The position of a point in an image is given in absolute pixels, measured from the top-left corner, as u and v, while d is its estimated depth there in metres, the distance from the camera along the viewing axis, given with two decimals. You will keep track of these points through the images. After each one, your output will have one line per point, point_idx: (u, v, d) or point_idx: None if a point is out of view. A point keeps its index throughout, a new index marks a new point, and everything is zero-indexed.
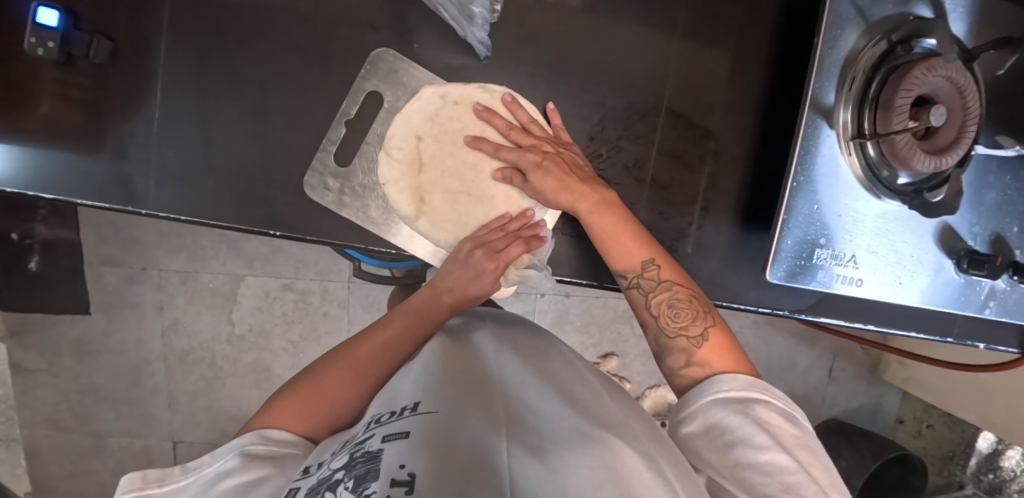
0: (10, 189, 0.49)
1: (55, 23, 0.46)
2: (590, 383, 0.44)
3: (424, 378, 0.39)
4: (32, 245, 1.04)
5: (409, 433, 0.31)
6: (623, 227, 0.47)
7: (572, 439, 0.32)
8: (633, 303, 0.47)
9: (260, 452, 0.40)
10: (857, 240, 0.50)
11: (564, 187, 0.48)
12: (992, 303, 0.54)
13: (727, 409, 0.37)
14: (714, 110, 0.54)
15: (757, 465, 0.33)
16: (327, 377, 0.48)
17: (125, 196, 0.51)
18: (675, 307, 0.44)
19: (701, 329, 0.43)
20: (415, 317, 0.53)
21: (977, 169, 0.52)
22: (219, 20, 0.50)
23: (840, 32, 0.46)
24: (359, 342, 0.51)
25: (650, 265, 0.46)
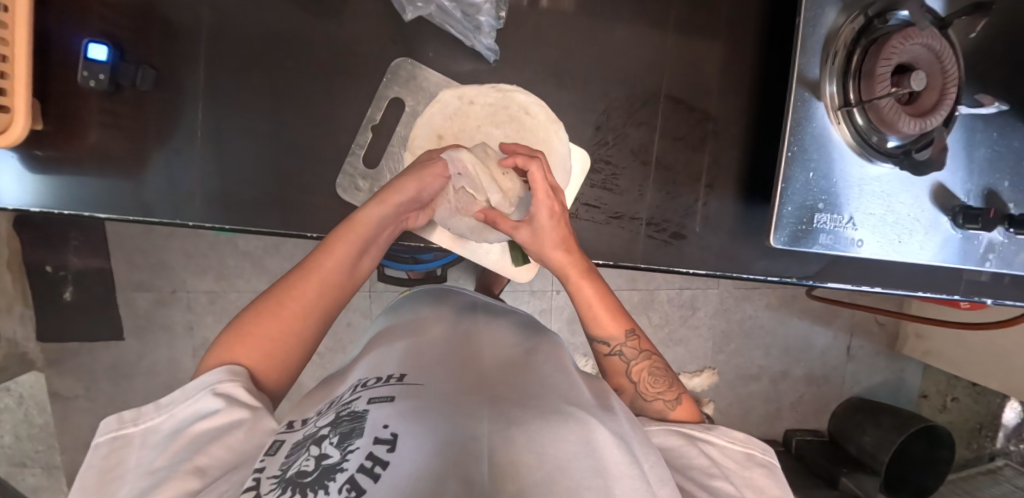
0: (81, 211, 0.56)
1: (104, 57, 0.53)
2: (570, 371, 0.48)
3: (409, 357, 0.44)
4: (66, 275, 1.15)
5: (393, 399, 0.36)
6: (605, 303, 0.52)
7: (550, 417, 0.34)
8: (611, 366, 0.52)
9: (234, 391, 0.41)
10: (855, 203, 0.53)
11: (563, 246, 0.50)
12: (991, 256, 0.57)
13: (688, 437, 0.44)
14: (710, 93, 0.58)
15: (710, 487, 0.40)
16: (261, 329, 0.46)
17: (140, 206, 0.57)
18: (655, 375, 0.50)
19: (673, 395, 0.49)
20: (355, 236, 0.49)
21: (964, 130, 0.55)
22: (255, 47, 0.56)
23: (819, 11, 0.50)
24: (294, 284, 0.49)
25: (633, 335, 0.52)
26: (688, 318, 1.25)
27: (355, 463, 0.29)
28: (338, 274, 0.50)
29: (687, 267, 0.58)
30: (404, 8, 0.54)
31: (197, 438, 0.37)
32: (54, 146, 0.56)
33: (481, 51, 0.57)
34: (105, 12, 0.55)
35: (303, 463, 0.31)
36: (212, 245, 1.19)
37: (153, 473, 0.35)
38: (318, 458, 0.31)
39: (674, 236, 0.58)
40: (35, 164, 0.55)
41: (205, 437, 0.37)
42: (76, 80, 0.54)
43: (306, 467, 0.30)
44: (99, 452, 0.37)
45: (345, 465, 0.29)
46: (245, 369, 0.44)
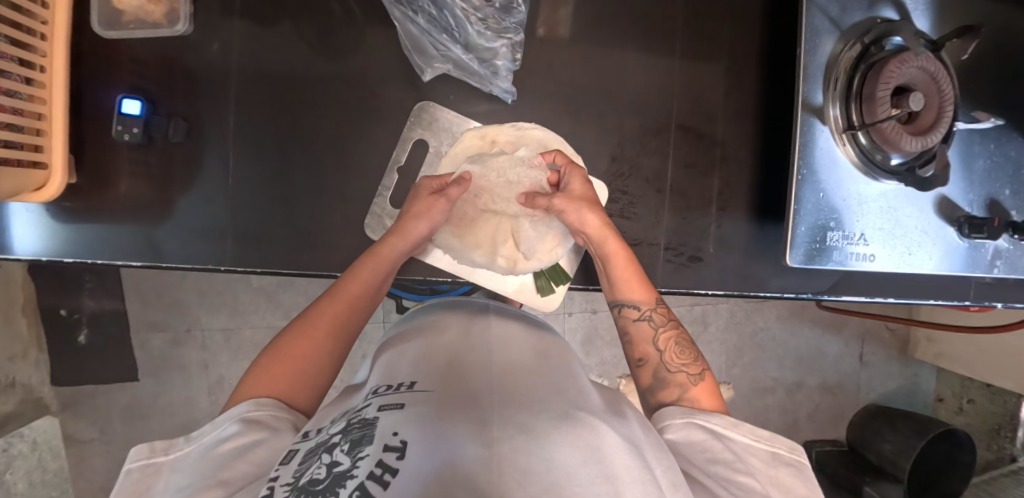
0: (116, 261, 0.58)
1: (137, 111, 0.55)
2: (576, 373, 0.50)
3: (420, 364, 0.45)
4: (81, 318, 1.16)
5: (404, 406, 0.37)
6: (634, 270, 0.53)
7: (562, 422, 0.36)
8: (639, 333, 0.52)
9: (261, 418, 0.40)
10: (864, 219, 0.54)
11: (594, 207, 0.53)
12: (998, 263, 0.58)
13: (710, 433, 0.42)
14: (717, 120, 0.59)
15: (732, 483, 0.39)
16: (295, 351, 0.47)
17: (151, 251, 0.58)
18: (682, 345, 0.50)
19: (698, 369, 0.49)
20: (377, 263, 0.52)
21: (962, 144, 0.57)
22: (282, 98, 0.59)
23: (819, 41, 0.52)
24: (318, 313, 0.49)
25: (660, 303, 0.53)
26: (700, 334, 1.26)
27: (365, 470, 0.29)
28: (365, 299, 0.51)
29: (705, 289, 0.59)
30: (423, 68, 0.57)
31: (223, 460, 0.36)
32: (85, 199, 0.58)
33: (498, 93, 0.59)
34: (135, 68, 0.57)
35: (315, 471, 0.31)
36: (226, 283, 1.20)
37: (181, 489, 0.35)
38: (329, 466, 0.31)
39: (692, 259, 0.59)
40: (59, 216, 0.57)
41: (231, 459, 0.37)
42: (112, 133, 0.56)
43: (318, 474, 0.31)
44: (130, 477, 0.37)
45: (355, 472, 0.29)
46: (272, 398, 0.43)
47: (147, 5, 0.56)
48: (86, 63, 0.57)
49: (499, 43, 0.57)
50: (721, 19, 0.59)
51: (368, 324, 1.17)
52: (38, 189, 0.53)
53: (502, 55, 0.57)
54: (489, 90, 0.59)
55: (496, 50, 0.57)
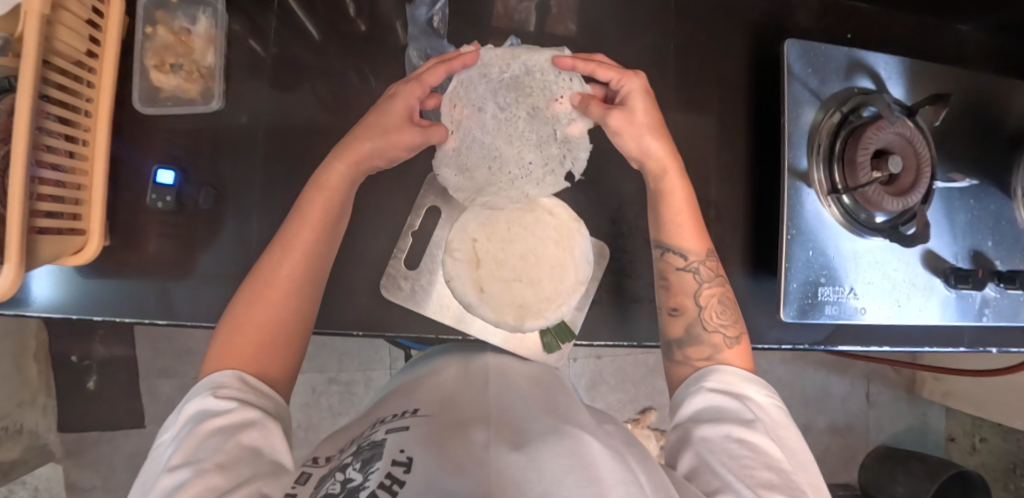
0: (138, 318, 0.61)
1: (171, 180, 0.60)
2: (571, 401, 0.51)
3: (425, 395, 0.48)
4: (92, 364, 1.18)
5: (409, 428, 0.40)
6: (688, 214, 0.56)
7: (551, 436, 0.37)
8: (683, 283, 0.56)
9: (229, 397, 0.42)
10: (855, 274, 0.57)
11: (658, 134, 0.54)
12: (987, 311, 0.61)
13: (723, 397, 0.48)
14: (710, 182, 0.63)
15: (745, 443, 0.43)
16: (254, 316, 0.48)
17: (168, 309, 0.61)
18: (725, 306, 0.55)
19: (735, 333, 0.54)
20: (323, 202, 0.51)
21: (942, 200, 0.60)
22: (304, 165, 0.64)
23: (801, 110, 0.56)
24: (275, 266, 0.49)
25: (710, 255, 0.56)
26: None
27: (376, 480, 0.31)
28: (317, 236, 0.50)
29: None
30: None
31: (204, 438, 0.38)
32: (113, 259, 0.61)
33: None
34: (168, 138, 0.62)
35: (330, 487, 0.33)
36: None
37: (172, 473, 0.35)
38: (344, 482, 0.33)
39: None
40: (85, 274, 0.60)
41: (217, 437, 0.38)
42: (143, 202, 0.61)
43: (334, 489, 0.33)
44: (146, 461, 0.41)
45: (366, 483, 0.31)
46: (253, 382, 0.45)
47: (184, 84, 0.62)
48: (124, 136, 0.62)
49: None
50: (710, 89, 0.64)
51: (375, 370, 1.19)
52: (77, 252, 0.56)
53: None
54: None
55: None
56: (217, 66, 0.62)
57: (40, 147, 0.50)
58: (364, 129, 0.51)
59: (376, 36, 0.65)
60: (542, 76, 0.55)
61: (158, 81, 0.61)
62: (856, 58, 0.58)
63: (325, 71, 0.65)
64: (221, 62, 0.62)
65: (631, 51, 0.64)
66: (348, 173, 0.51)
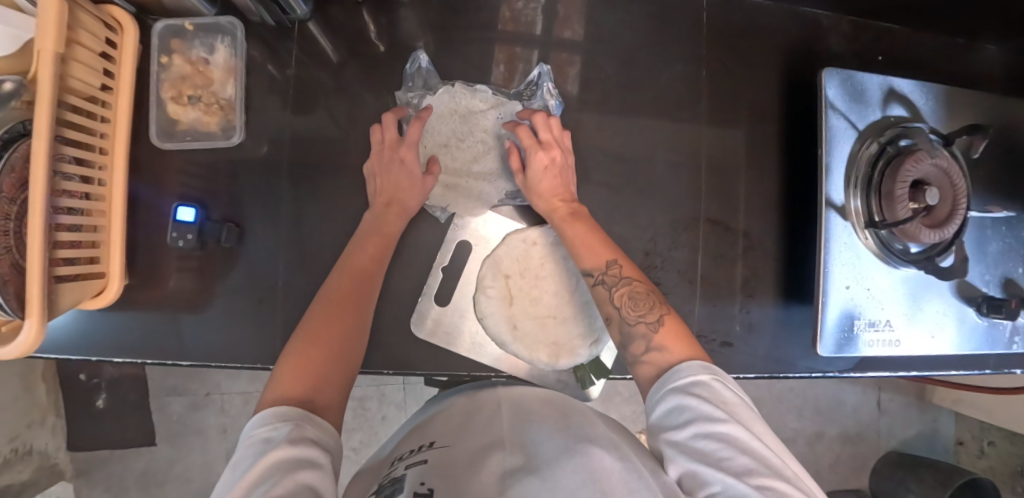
0: (158, 360, 0.60)
1: (192, 218, 0.58)
2: (585, 410, 0.49)
3: (444, 425, 0.48)
4: (101, 383, 1.17)
5: (426, 460, 0.40)
6: (589, 236, 0.54)
7: (562, 456, 0.37)
8: (598, 297, 0.52)
9: (294, 430, 0.36)
10: (889, 306, 0.57)
11: (551, 193, 0.57)
12: (1017, 339, 0.60)
13: (689, 393, 0.40)
14: (741, 211, 0.62)
15: (715, 452, 0.36)
16: (325, 322, 0.47)
17: (181, 351, 0.60)
18: (635, 297, 0.50)
19: (657, 315, 0.48)
20: (370, 257, 0.54)
21: (976, 229, 0.60)
22: (328, 197, 0.62)
23: (839, 141, 0.55)
24: (335, 279, 0.51)
25: (614, 265, 0.52)
26: None
27: None
28: (362, 281, 0.52)
29: (739, 374, 0.60)
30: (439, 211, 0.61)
31: (267, 473, 0.32)
32: (133, 296, 0.60)
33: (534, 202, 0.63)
34: (186, 172, 0.61)
35: None
36: None
37: None
38: None
39: (724, 345, 0.60)
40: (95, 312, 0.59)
41: (276, 473, 0.32)
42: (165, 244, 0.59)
43: None
44: None
45: None
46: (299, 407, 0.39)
47: (204, 116, 0.60)
48: (140, 170, 0.60)
49: None
50: (740, 115, 0.63)
51: (388, 386, 1.16)
52: (98, 294, 0.55)
53: None
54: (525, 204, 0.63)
55: None
56: (235, 97, 0.60)
57: (58, 193, 0.48)
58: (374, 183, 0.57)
59: (398, 63, 0.63)
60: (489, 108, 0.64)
61: (177, 114, 0.59)
62: (891, 87, 0.57)
63: (347, 99, 0.63)
64: (241, 93, 0.60)
65: (661, 77, 0.63)
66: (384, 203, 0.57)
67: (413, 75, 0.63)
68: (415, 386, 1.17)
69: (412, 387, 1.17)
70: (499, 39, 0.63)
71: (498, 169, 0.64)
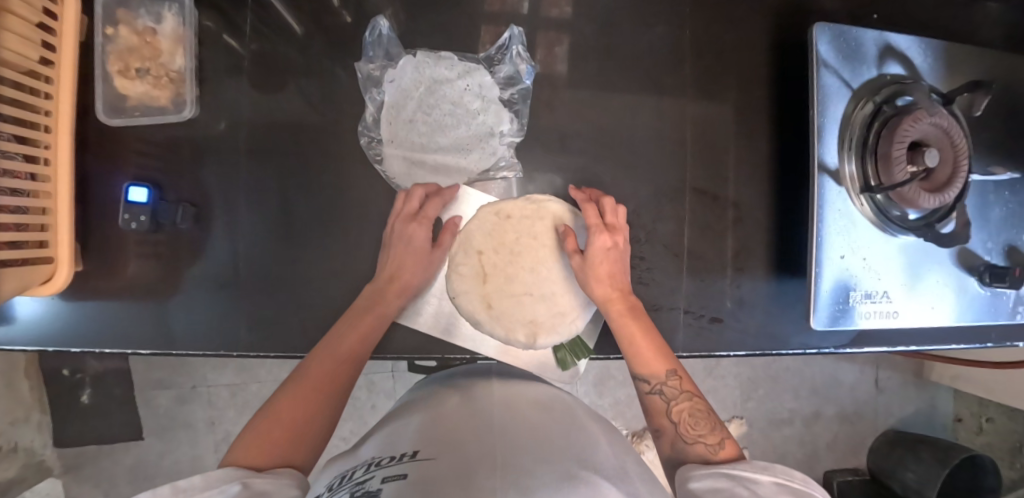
0: (116, 349, 0.57)
1: (145, 198, 0.55)
2: (586, 431, 0.49)
3: (424, 431, 0.46)
4: (84, 378, 1.14)
5: (405, 476, 0.38)
6: (646, 340, 0.50)
7: (559, 485, 0.36)
8: (651, 406, 0.49)
9: (260, 486, 0.36)
10: (886, 276, 0.53)
11: (608, 279, 0.52)
12: (1021, 309, 0.57)
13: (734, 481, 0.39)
14: (730, 180, 0.59)
15: None
16: (298, 399, 0.45)
17: (141, 339, 0.57)
18: (695, 416, 0.46)
19: (717, 438, 0.45)
20: (358, 342, 0.49)
21: (977, 193, 0.56)
22: (295, 176, 0.59)
23: (832, 101, 0.52)
24: (325, 350, 0.48)
25: (673, 375, 0.49)
26: (712, 368, 1.24)
27: None
28: (350, 366, 0.48)
29: (729, 351, 0.57)
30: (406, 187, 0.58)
31: None
32: (92, 285, 0.57)
33: (510, 174, 0.59)
34: (142, 152, 0.57)
35: None
36: None
37: None
38: None
39: (713, 321, 0.57)
40: (63, 299, 0.56)
41: None
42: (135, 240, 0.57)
43: None
44: None
45: None
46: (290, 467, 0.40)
47: (153, 90, 0.56)
48: (92, 150, 0.57)
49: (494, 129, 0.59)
50: (728, 79, 0.59)
51: (377, 374, 1.14)
52: (46, 282, 0.52)
53: (511, 129, 0.59)
54: (500, 177, 0.59)
55: (500, 130, 0.59)
56: (187, 69, 0.56)
57: None
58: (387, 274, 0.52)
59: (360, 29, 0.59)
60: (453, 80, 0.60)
61: (124, 88, 0.56)
62: (887, 43, 0.53)
63: (308, 70, 0.59)
64: (192, 65, 0.56)
65: (643, 39, 0.59)
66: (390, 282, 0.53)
67: (374, 44, 0.59)
68: (404, 374, 1.15)
69: (402, 375, 1.14)
70: (470, 2, 0.59)
71: (467, 140, 0.60)
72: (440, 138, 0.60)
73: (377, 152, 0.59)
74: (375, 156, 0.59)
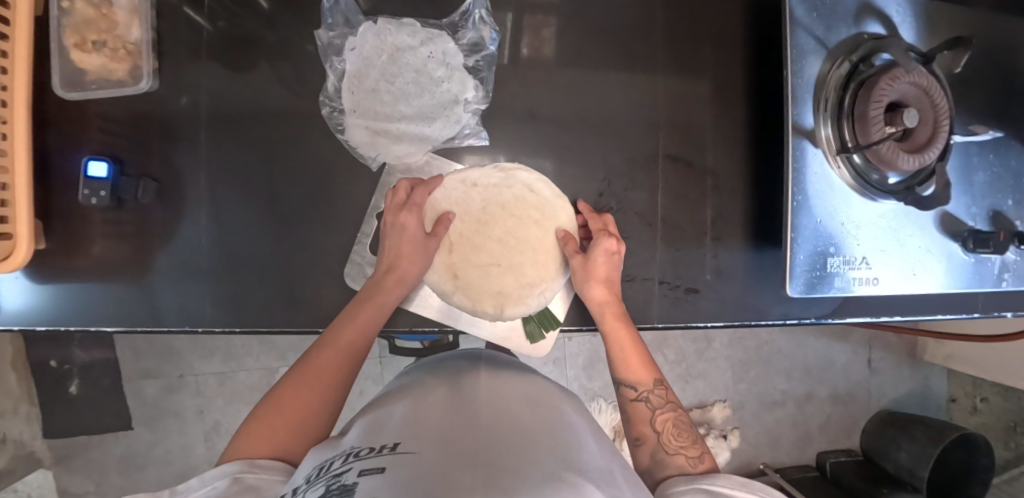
0: (78, 326, 0.55)
1: (105, 173, 0.54)
2: (574, 429, 0.45)
3: (408, 426, 0.42)
4: (72, 368, 1.11)
5: (385, 469, 0.34)
6: (637, 347, 0.51)
7: (545, 481, 0.32)
8: (634, 414, 0.48)
9: (250, 481, 0.38)
10: (865, 242, 0.52)
11: (607, 284, 0.52)
12: (1006, 276, 0.56)
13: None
14: (707, 147, 0.57)
15: None
16: (295, 398, 0.44)
17: (107, 316, 0.56)
18: (679, 427, 0.46)
19: (698, 452, 0.44)
20: (355, 336, 0.47)
21: (960, 157, 0.55)
22: (260, 149, 0.57)
23: (806, 62, 0.50)
24: (318, 351, 0.47)
25: (660, 385, 0.50)
26: (704, 350, 1.22)
27: None
28: (347, 360, 0.47)
29: (706, 322, 0.56)
30: (371, 157, 0.57)
31: None
32: (59, 263, 0.55)
33: (474, 142, 0.57)
34: (105, 127, 0.56)
35: None
36: None
37: None
38: None
39: (689, 291, 0.56)
40: (26, 278, 0.55)
41: None
42: (109, 225, 0.56)
43: None
44: None
45: None
46: (276, 459, 0.40)
47: (110, 63, 0.55)
48: (53, 125, 0.55)
49: (456, 97, 0.56)
50: (703, 43, 0.57)
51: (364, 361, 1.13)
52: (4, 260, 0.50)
53: (476, 97, 0.56)
54: (465, 145, 0.57)
55: (464, 98, 0.56)
56: (143, 40, 0.55)
57: None
58: (381, 267, 0.51)
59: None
60: (415, 46, 0.57)
61: (82, 62, 0.54)
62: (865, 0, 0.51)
63: (271, 40, 0.57)
64: (149, 36, 0.55)
65: (615, 3, 0.57)
66: (393, 283, 0.50)
67: (333, 10, 0.57)
68: (392, 360, 1.14)
69: (389, 361, 1.13)
70: None
71: (430, 109, 0.57)
72: (403, 107, 0.57)
73: (339, 122, 0.57)
74: (337, 126, 0.57)
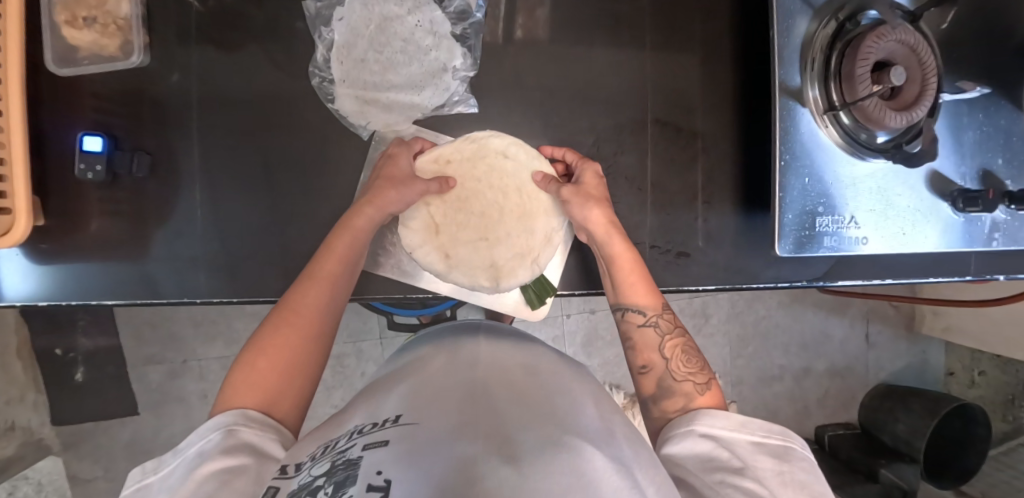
0: (77, 300, 0.56)
1: (99, 148, 0.54)
2: (570, 390, 0.45)
3: (407, 397, 0.41)
4: (76, 356, 1.13)
5: (388, 442, 0.32)
6: (640, 272, 0.51)
7: (546, 446, 0.31)
8: (641, 340, 0.48)
9: (244, 432, 0.38)
10: (855, 201, 0.53)
11: (603, 203, 0.52)
12: (997, 235, 0.56)
13: (716, 443, 0.38)
14: (696, 112, 0.57)
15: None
16: (277, 342, 0.44)
17: (106, 289, 0.57)
18: (689, 353, 0.46)
19: (705, 379, 0.45)
20: (331, 275, 0.48)
21: (949, 116, 0.55)
22: (252, 122, 0.57)
23: (793, 21, 0.50)
24: (297, 294, 0.47)
25: (667, 311, 0.49)
26: (702, 326, 1.23)
27: None
28: (327, 302, 0.47)
29: (697, 285, 0.57)
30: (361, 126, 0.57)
31: (203, 483, 0.34)
32: (57, 239, 0.56)
33: (463, 109, 0.58)
34: (98, 104, 0.56)
35: None
36: (220, 311, 1.19)
37: None
38: None
39: (679, 255, 0.57)
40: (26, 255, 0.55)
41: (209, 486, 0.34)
42: (103, 198, 0.56)
43: None
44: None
45: None
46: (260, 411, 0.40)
47: (101, 39, 0.55)
48: (46, 102, 0.56)
49: (444, 64, 0.57)
50: (691, 7, 0.57)
51: (365, 342, 1.14)
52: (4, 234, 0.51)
53: (464, 64, 0.57)
54: (454, 113, 0.58)
55: (452, 66, 0.57)
56: (133, 14, 0.55)
57: None
58: (361, 200, 0.50)
59: None
60: (403, 15, 0.57)
61: (73, 38, 0.55)
62: None
63: (260, 13, 0.57)
64: (138, 10, 0.55)
65: None
66: (371, 216, 0.50)
67: None
68: (392, 340, 1.15)
69: (390, 342, 1.15)
70: None
71: (419, 76, 0.58)
72: (392, 77, 0.57)
73: (329, 92, 0.57)
74: (326, 96, 0.57)
